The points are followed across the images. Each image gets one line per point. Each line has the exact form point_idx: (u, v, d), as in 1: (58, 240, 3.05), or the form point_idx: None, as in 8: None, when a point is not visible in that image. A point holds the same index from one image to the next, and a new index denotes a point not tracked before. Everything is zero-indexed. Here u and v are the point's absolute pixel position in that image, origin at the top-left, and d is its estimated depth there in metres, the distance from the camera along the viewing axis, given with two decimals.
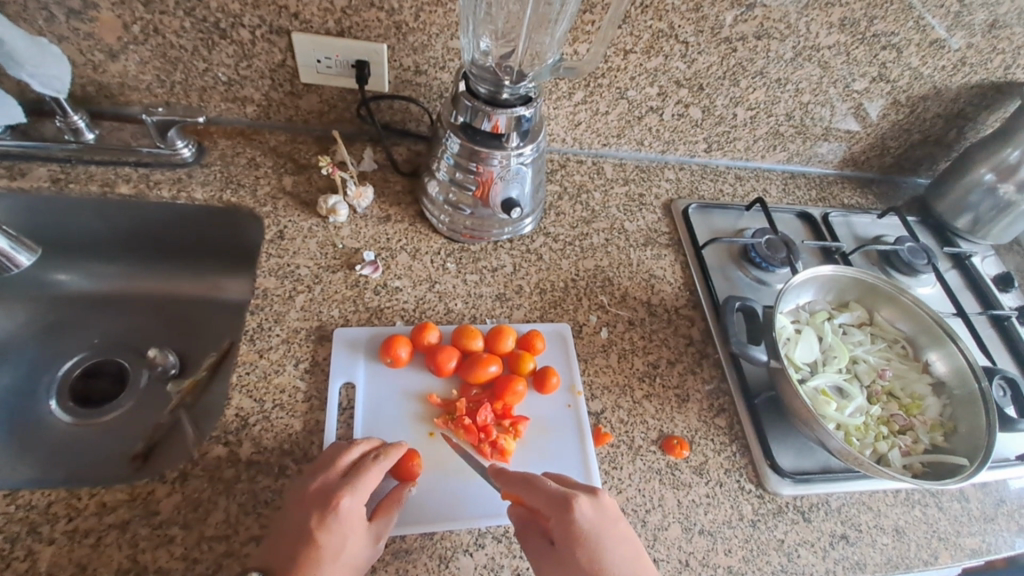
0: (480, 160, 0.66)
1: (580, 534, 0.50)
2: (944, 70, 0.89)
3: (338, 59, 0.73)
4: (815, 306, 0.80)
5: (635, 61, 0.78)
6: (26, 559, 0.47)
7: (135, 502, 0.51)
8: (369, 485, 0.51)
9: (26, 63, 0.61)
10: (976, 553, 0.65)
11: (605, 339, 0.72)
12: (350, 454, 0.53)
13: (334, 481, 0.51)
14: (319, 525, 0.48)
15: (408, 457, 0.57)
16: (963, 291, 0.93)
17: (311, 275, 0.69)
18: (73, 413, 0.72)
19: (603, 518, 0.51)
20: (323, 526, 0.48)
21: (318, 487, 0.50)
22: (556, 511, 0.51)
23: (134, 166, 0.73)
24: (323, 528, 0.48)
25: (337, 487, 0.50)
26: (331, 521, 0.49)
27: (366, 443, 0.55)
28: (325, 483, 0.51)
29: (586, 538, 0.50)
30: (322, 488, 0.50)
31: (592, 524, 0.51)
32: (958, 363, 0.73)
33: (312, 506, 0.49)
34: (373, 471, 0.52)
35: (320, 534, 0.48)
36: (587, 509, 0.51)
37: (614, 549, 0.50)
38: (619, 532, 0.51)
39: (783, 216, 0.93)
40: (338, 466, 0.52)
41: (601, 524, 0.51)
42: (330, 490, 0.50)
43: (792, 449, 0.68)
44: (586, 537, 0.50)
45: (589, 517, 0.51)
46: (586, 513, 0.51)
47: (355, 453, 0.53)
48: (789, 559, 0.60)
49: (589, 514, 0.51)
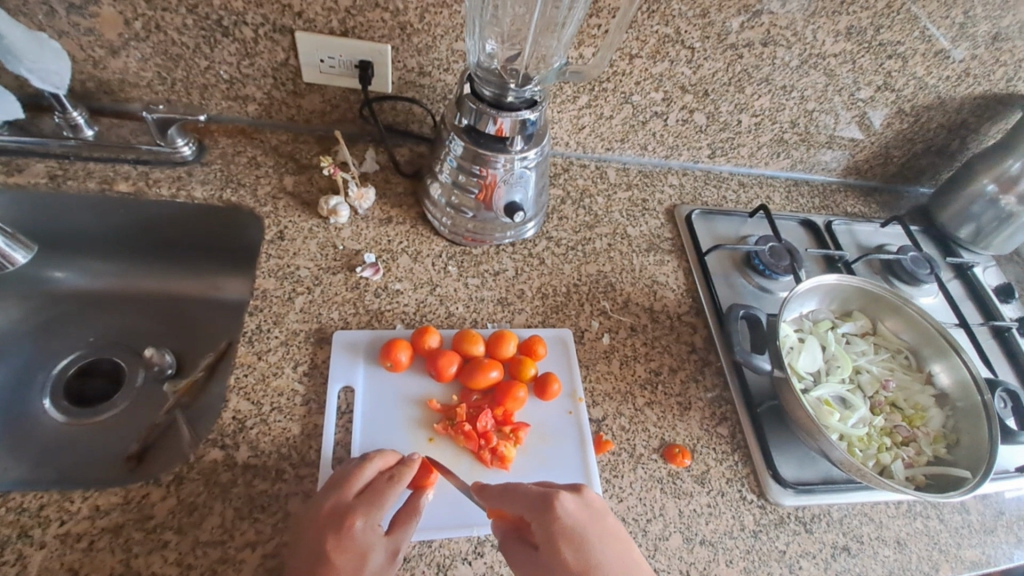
0: (484, 163, 0.65)
1: (564, 530, 0.49)
2: (949, 80, 0.89)
3: (341, 59, 0.73)
4: (818, 315, 0.79)
5: (640, 66, 0.78)
6: (16, 563, 0.46)
7: (128, 506, 0.50)
8: (385, 505, 0.50)
9: (23, 58, 0.60)
10: (977, 566, 0.65)
11: (607, 345, 0.71)
12: (364, 474, 0.52)
13: (347, 500, 0.50)
14: (334, 545, 0.47)
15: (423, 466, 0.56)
16: (965, 301, 0.93)
17: (311, 276, 0.68)
18: (66, 412, 0.71)
19: (588, 512, 0.51)
20: (337, 546, 0.47)
21: (331, 506, 0.50)
22: (538, 511, 0.50)
23: (133, 164, 0.72)
24: (338, 549, 0.47)
25: (351, 507, 0.50)
26: (345, 540, 0.48)
27: (381, 460, 0.54)
28: (337, 503, 0.50)
29: (571, 535, 0.49)
30: (335, 508, 0.50)
31: (576, 519, 0.50)
32: (961, 375, 0.73)
33: (326, 526, 0.49)
34: (389, 491, 0.51)
35: (335, 554, 0.47)
36: (571, 504, 0.51)
37: (601, 544, 0.49)
38: (605, 527, 0.51)
39: (786, 224, 0.93)
40: (352, 486, 0.51)
41: (586, 519, 0.50)
42: (343, 510, 0.49)
43: (794, 459, 0.67)
44: (570, 534, 0.49)
45: (574, 513, 0.50)
46: (570, 509, 0.50)
47: (369, 471, 0.53)
48: (790, 570, 0.60)
49: (573, 510, 0.50)
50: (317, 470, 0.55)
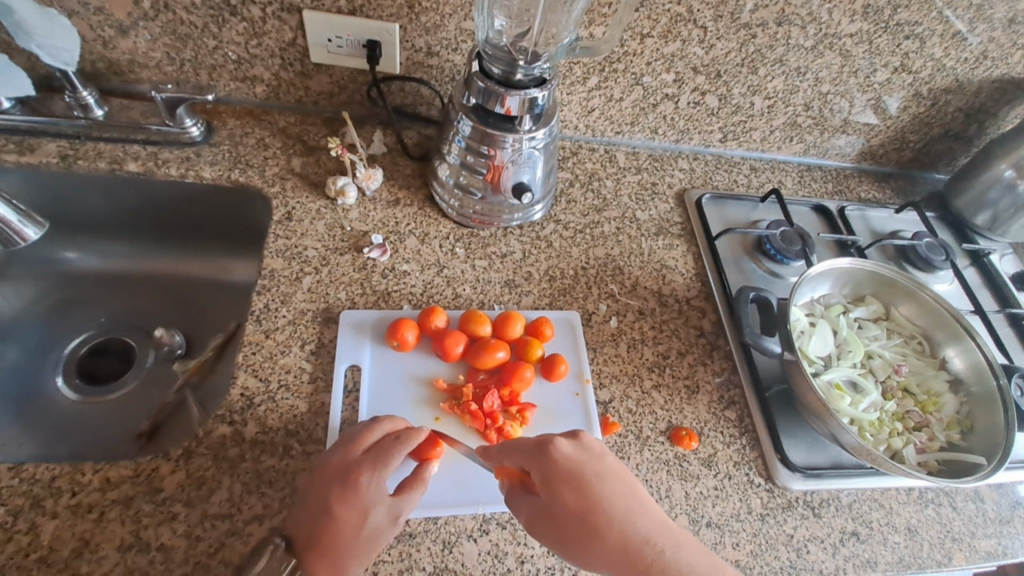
0: (492, 142, 0.65)
1: (563, 472, 0.51)
2: (968, 63, 0.86)
3: (349, 38, 0.72)
4: (830, 299, 0.78)
5: (651, 46, 0.76)
6: (29, 532, 0.47)
7: (139, 479, 0.50)
8: (391, 465, 0.50)
9: (35, 34, 0.61)
10: (991, 555, 0.64)
11: (615, 328, 0.71)
12: (372, 434, 0.52)
13: (355, 458, 0.51)
14: (339, 501, 0.48)
15: (432, 437, 0.56)
16: (981, 289, 0.91)
17: (319, 257, 0.68)
18: (79, 390, 0.72)
19: (585, 455, 0.52)
20: (341, 502, 0.48)
21: (339, 464, 0.50)
22: (537, 458, 0.51)
23: (143, 144, 0.73)
24: (342, 505, 0.48)
25: (357, 464, 0.50)
26: (349, 496, 0.48)
27: (389, 423, 0.54)
28: (344, 461, 0.50)
29: (569, 475, 0.50)
30: (342, 465, 0.50)
31: (573, 461, 0.51)
32: (976, 360, 0.71)
33: (332, 482, 0.49)
34: (394, 451, 0.51)
35: (339, 510, 0.48)
36: (567, 448, 0.52)
37: (602, 482, 0.51)
38: (603, 467, 0.52)
39: (798, 209, 0.91)
40: (360, 445, 0.51)
41: (583, 461, 0.52)
42: (349, 467, 0.50)
43: (803, 443, 0.67)
44: (569, 474, 0.50)
45: (571, 456, 0.52)
46: (566, 452, 0.52)
47: (377, 432, 0.53)
48: (798, 555, 0.59)
49: (570, 453, 0.52)
50: (324, 445, 0.56)
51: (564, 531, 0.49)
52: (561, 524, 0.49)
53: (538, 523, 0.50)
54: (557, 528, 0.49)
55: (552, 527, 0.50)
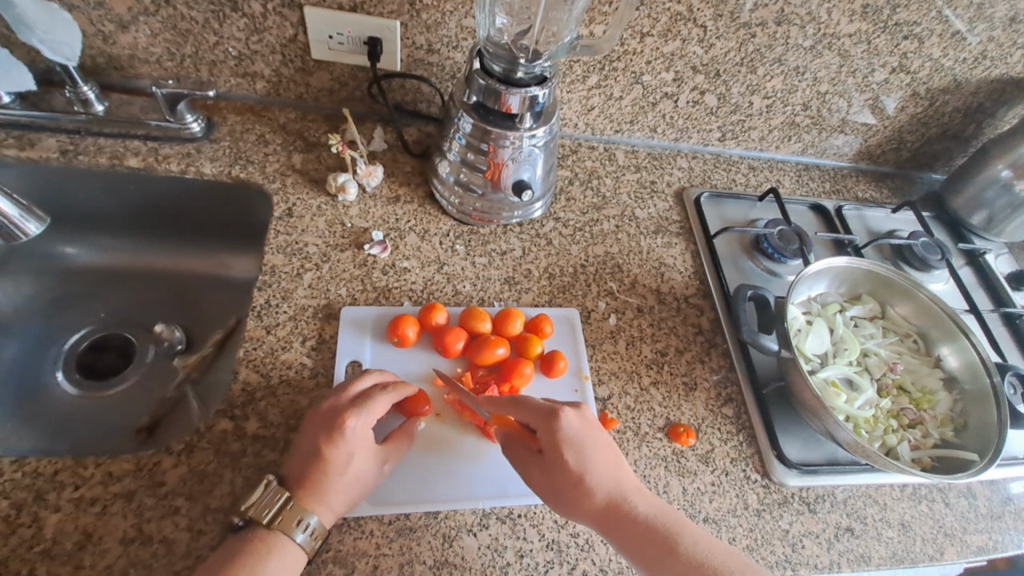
0: (493, 140, 0.65)
1: (566, 439, 0.53)
2: (966, 63, 0.87)
3: (350, 35, 0.72)
4: (827, 298, 0.79)
5: (651, 44, 0.77)
6: (32, 525, 0.47)
7: (141, 473, 0.51)
8: (378, 410, 0.53)
9: (36, 28, 0.61)
10: (982, 550, 0.65)
11: (613, 326, 0.71)
12: (361, 382, 0.55)
13: (343, 403, 0.53)
14: (326, 441, 0.50)
15: (422, 400, 0.58)
16: (976, 288, 0.92)
17: (320, 253, 0.68)
18: (79, 385, 0.72)
19: (587, 426, 0.54)
20: (330, 442, 0.50)
21: (328, 409, 0.52)
22: (545, 423, 0.53)
23: (144, 140, 0.73)
24: (330, 445, 0.50)
25: (345, 408, 0.52)
26: (337, 437, 0.50)
27: (377, 375, 0.56)
28: (334, 406, 0.53)
29: (571, 443, 0.53)
30: (332, 410, 0.52)
31: (578, 432, 0.53)
32: (970, 358, 0.72)
33: (321, 425, 0.51)
34: (380, 397, 0.53)
35: (328, 450, 0.50)
36: (574, 419, 0.54)
37: (599, 452, 0.53)
38: (601, 439, 0.54)
39: (795, 208, 0.92)
40: (347, 392, 0.54)
41: (585, 431, 0.54)
42: (338, 412, 0.52)
43: (799, 440, 0.67)
44: (572, 442, 0.53)
45: (575, 426, 0.54)
46: (572, 422, 0.54)
47: (365, 382, 0.55)
48: (793, 549, 0.60)
49: (576, 424, 0.54)
50: None
51: (557, 486, 0.52)
52: (556, 482, 0.52)
53: (534, 476, 0.53)
54: (552, 485, 0.53)
55: (547, 482, 0.53)
